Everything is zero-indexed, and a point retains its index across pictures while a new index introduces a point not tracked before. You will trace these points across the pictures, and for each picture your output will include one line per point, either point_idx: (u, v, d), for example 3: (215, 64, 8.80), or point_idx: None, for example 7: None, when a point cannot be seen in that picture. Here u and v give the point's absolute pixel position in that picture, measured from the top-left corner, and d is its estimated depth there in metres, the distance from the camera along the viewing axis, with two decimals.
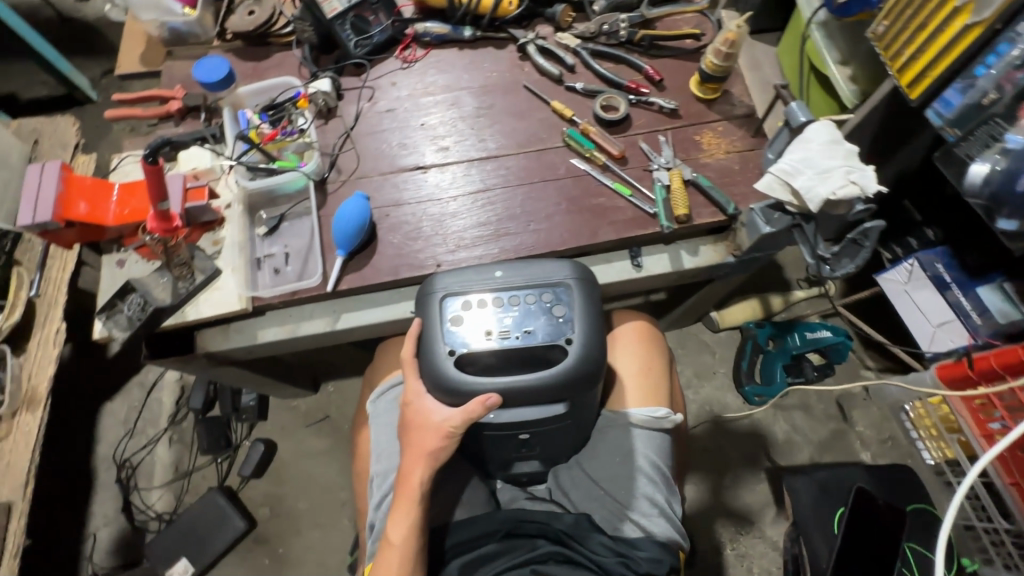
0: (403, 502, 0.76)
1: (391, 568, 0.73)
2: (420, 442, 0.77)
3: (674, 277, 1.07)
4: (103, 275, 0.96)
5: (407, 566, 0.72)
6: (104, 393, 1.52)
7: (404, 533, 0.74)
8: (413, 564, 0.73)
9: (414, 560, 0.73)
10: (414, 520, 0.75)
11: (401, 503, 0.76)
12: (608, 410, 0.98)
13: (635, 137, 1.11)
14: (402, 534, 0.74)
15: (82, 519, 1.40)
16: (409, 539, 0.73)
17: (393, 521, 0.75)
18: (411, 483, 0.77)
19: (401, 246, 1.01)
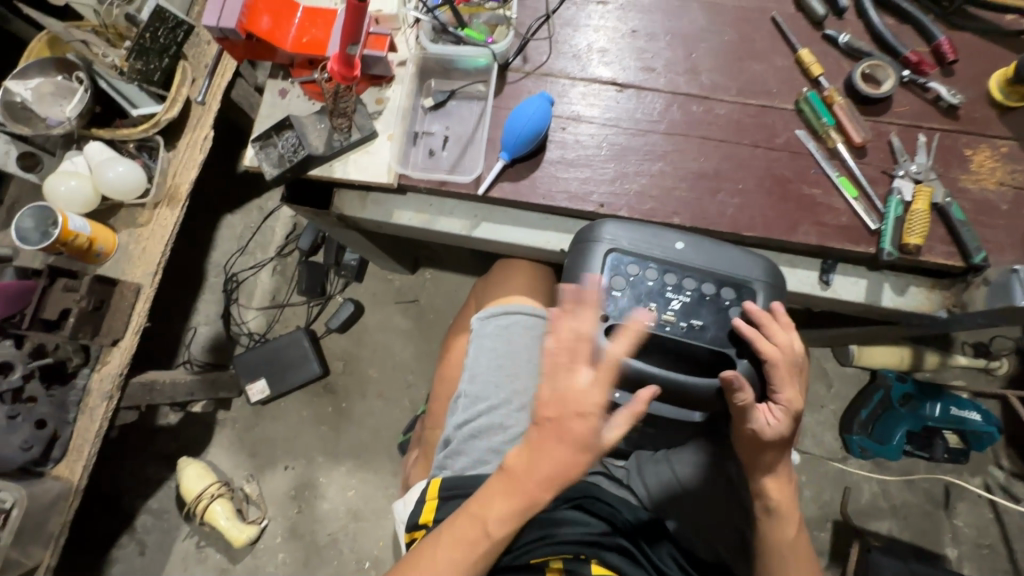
0: (510, 491, 0.67)
1: (475, 546, 0.68)
2: (556, 454, 0.64)
3: (859, 309, 0.89)
4: (264, 100, 0.91)
5: (489, 553, 0.68)
6: (228, 205, 1.58)
7: (499, 526, 0.67)
8: (494, 550, 0.69)
9: (497, 549, 0.68)
10: (516, 520, 0.67)
11: (510, 492, 0.67)
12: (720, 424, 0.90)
13: (887, 126, 0.88)
14: (498, 525, 0.67)
15: (189, 310, 1.52)
16: (503, 533, 0.68)
17: (492, 501, 0.67)
18: (530, 483, 0.66)
19: (568, 169, 0.89)
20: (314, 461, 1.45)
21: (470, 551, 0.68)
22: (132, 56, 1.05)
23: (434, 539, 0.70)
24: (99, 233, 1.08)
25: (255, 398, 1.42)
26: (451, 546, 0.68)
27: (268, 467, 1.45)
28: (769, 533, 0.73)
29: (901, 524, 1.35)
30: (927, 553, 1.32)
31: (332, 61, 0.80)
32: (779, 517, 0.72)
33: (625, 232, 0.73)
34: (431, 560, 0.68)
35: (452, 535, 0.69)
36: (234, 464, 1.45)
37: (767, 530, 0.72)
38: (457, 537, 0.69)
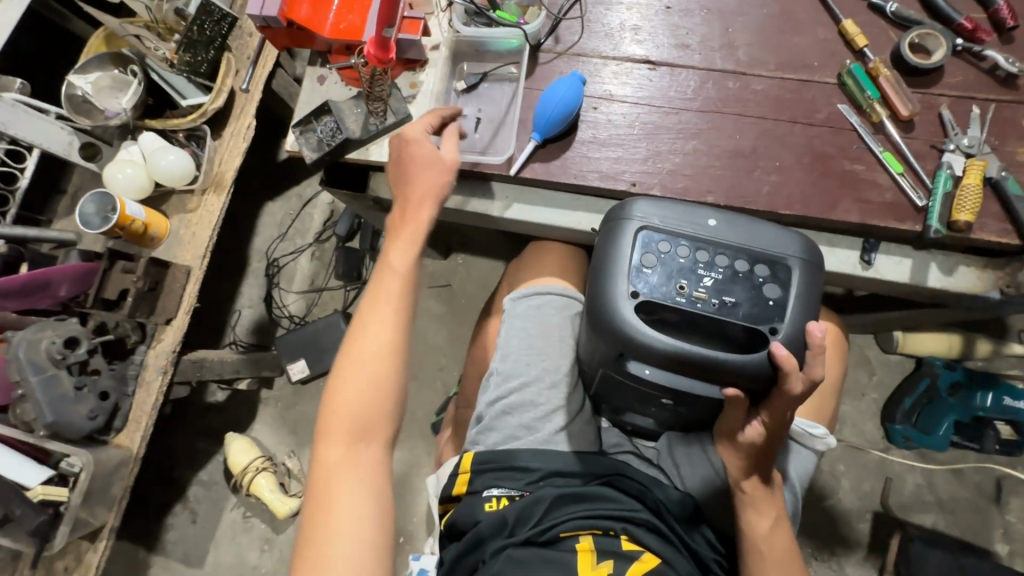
0: (373, 301, 0.73)
1: (376, 352, 0.71)
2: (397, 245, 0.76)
3: (904, 289, 0.86)
4: (304, 87, 0.95)
5: (406, 289, 0.74)
6: (269, 193, 1.64)
7: (384, 319, 0.72)
8: (406, 292, 0.74)
9: (401, 335, 0.72)
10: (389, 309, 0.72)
11: (376, 304, 0.72)
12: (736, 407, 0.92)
13: (937, 98, 0.84)
14: (378, 331, 0.71)
15: (234, 294, 1.60)
16: (400, 294, 0.73)
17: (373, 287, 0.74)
18: (417, 214, 0.77)
19: (600, 149, 0.89)
20: None
21: (369, 369, 0.70)
22: (182, 48, 1.13)
23: (335, 366, 0.71)
24: (153, 219, 1.15)
25: (296, 376, 1.49)
26: (352, 359, 0.71)
27: (308, 444, 1.51)
28: (747, 529, 0.80)
29: (947, 517, 1.30)
30: (975, 548, 1.27)
31: (370, 44, 0.81)
32: (754, 513, 0.80)
33: (655, 210, 0.73)
34: (339, 384, 0.70)
35: (349, 356, 0.71)
36: (276, 440, 1.52)
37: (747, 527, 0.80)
38: (353, 343, 0.72)
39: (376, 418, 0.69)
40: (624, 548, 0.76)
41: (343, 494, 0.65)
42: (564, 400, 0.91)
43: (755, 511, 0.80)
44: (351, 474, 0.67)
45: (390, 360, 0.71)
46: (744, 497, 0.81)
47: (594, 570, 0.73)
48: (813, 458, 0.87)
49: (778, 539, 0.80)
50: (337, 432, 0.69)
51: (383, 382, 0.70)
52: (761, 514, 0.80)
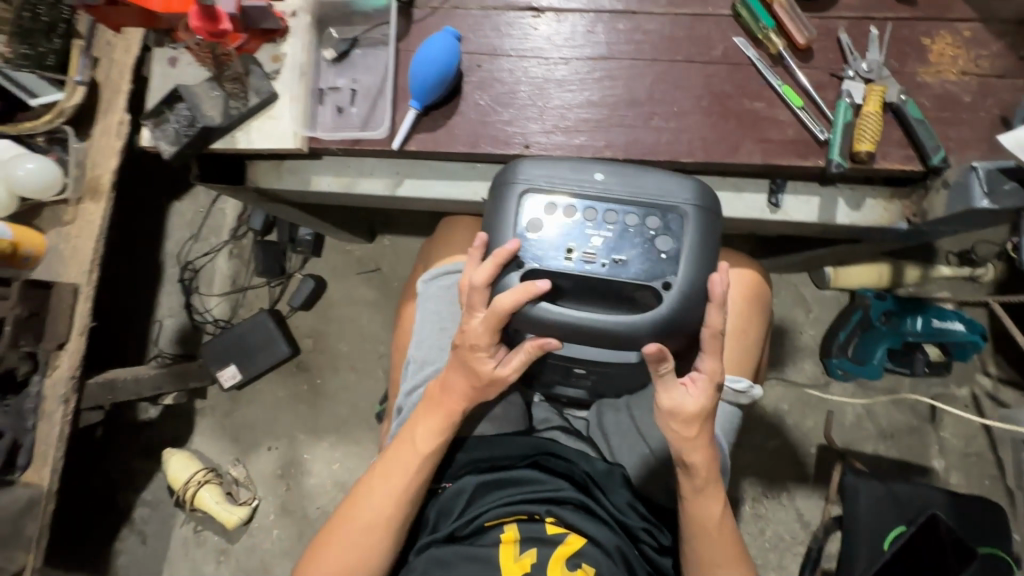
0: (396, 471, 0.74)
1: (364, 534, 0.72)
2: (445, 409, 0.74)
3: (815, 228, 0.84)
4: (153, 72, 0.84)
5: (423, 471, 0.74)
6: (173, 191, 1.52)
7: (401, 468, 0.74)
8: (421, 473, 0.75)
9: (427, 472, 0.75)
10: (399, 494, 0.73)
11: (389, 473, 0.74)
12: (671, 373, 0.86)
13: (835, 21, 0.79)
14: (380, 504, 0.73)
15: (150, 305, 1.50)
16: (415, 480, 0.74)
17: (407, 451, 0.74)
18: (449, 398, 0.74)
19: (488, 111, 0.81)
20: (297, 439, 1.45)
21: (356, 541, 0.72)
22: (14, 40, 0.98)
23: (312, 547, 0.74)
24: (22, 237, 1.04)
25: (228, 383, 1.41)
26: (328, 542, 0.73)
27: (252, 450, 1.46)
28: (695, 516, 0.74)
29: (886, 442, 1.34)
30: (913, 467, 1.31)
31: (193, 17, 0.77)
32: (704, 500, 0.73)
33: (540, 170, 0.68)
34: (315, 565, 0.72)
35: (332, 539, 0.73)
36: (219, 450, 1.46)
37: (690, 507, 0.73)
38: (376, 487, 0.74)
39: (361, 569, 0.72)
40: (547, 533, 0.73)
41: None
42: None
43: (704, 496, 0.73)
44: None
45: (391, 511, 0.73)
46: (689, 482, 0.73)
47: (515, 562, 0.71)
48: (737, 413, 0.87)
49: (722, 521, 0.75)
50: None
51: (366, 542, 0.72)
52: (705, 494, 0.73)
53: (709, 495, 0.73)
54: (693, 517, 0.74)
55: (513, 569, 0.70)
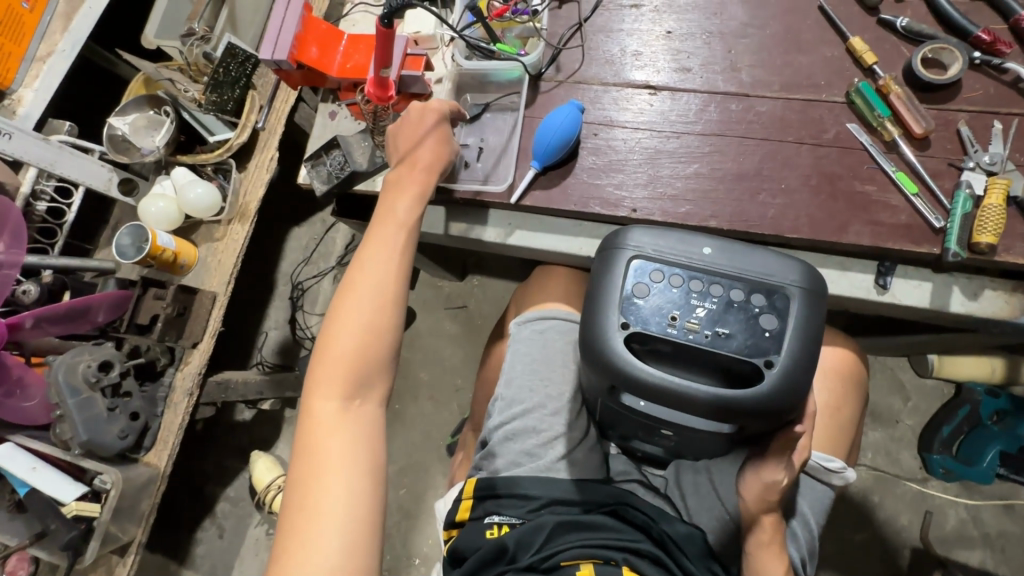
0: (371, 263, 0.77)
1: (352, 332, 0.73)
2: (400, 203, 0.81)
3: (925, 314, 0.82)
4: (316, 122, 1.00)
5: (409, 237, 0.80)
6: (294, 219, 1.71)
7: (384, 257, 0.77)
8: (407, 239, 0.80)
9: (411, 237, 0.80)
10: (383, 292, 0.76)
11: (369, 271, 0.76)
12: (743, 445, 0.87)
13: (955, 114, 0.81)
14: (367, 294, 0.75)
15: (261, 316, 1.67)
16: (402, 245, 0.79)
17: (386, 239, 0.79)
18: (419, 176, 0.83)
19: (600, 175, 0.89)
20: None
21: (351, 337, 0.73)
22: (209, 89, 1.20)
23: (313, 367, 0.74)
24: (182, 248, 1.22)
25: None
26: (331, 347, 0.73)
27: None
28: (759, 571, 0.78)
29: (996, 557, 1.20)
30: None
31: (369, 84, 0.86)
32: (768, 555, 0.78)
33: (649, 238, 0.72)
34: (321, 377, 0.72)
35: (328, 347, 0.73)
36: None
37: (757, 563, 0.78)
38: (363, 282, 0.76)
39: (370, 367, 0.73)
40: None
41: (335, 456, 0.69)
42: (566, 427, 0.90)
43: (767, 552, 0.78)
44: (343, 432, 0.70)
45: (389, 310, 0.75)
46: (757, 538, 0.79)
47: None
48: (828, 492, 0.84)
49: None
50: (332, 385, 0.72)
51: (360, 337, 0.73)
52: (770, 556, 0.77)
53: (771, 551, 0.78)
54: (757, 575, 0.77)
55: None
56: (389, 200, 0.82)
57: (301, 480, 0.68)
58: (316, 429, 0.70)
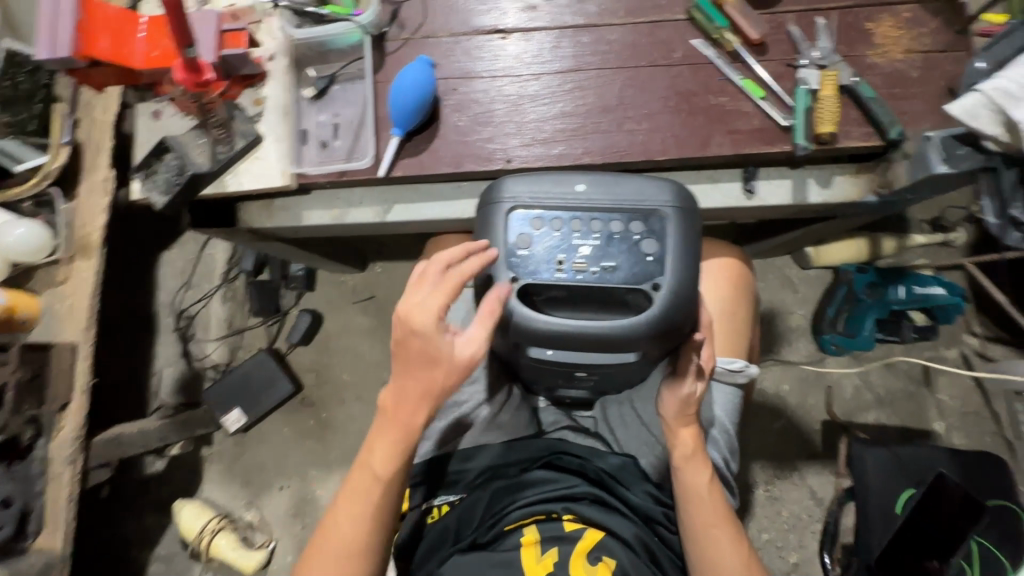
0: (390, 426, 0.70)
1: (371, 497, 0.72)
2: (425, 376, 0.66)
3: (791, 210, 0.87)
4: (139, 127, 0.87)
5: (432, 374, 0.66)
6: (161, 242, 1.53)
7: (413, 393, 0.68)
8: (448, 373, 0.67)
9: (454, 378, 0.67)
10: (401, 458, 0.71)
11: (391, 431, 0.70)
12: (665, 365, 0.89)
13: (784, 15, 0.84)
14: (383, 459, 0.71)
15: (148, 356, 1.49)
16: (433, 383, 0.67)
17: (401, 407, 0.69)
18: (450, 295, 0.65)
19: (468, 131, 0.85)
20: (308, 476, 1.45)
21: (368, 500, 0.72)
22: None
23: (335, 498, 0.74)
24: (19, 300, 1.03)
25: (233, 428, 1.40)
26: (347, 500, 0.73)
27: (264, 491, 1.45)
28: (687, 484, 0.78)
29: (887, 410, 1.37)
30: (916, 432, 1.34)
31: (176, 69, 0.77)
32: (694, 467, 0.78)
33: (523, 186, 0.70)
34: (335, 518, 0.73)
35: (348, 488, 0.74)
36: (230, 496, 1.45)
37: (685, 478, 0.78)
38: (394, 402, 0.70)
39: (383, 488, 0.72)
40: (566, 530, 0.75)
41: None
42: (487, 392, 0.88)
43: (692, 462, 0.79)
44: (347, 546, 0.72)
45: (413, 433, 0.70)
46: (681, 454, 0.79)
47: (539, 563, 0.72)
48: (737, 392, 0.89)
49: (717, 496, 0.78)
50: (353, 499, 0.72)
51: (372, 499, 0.72)
52: (692, 469, 0.78)
53: (696, 462, 0.79)
54: (683, 485, 0.78)
55: (537, 569, 0.72)
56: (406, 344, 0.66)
57: None
58: (312, 559, 0.73)
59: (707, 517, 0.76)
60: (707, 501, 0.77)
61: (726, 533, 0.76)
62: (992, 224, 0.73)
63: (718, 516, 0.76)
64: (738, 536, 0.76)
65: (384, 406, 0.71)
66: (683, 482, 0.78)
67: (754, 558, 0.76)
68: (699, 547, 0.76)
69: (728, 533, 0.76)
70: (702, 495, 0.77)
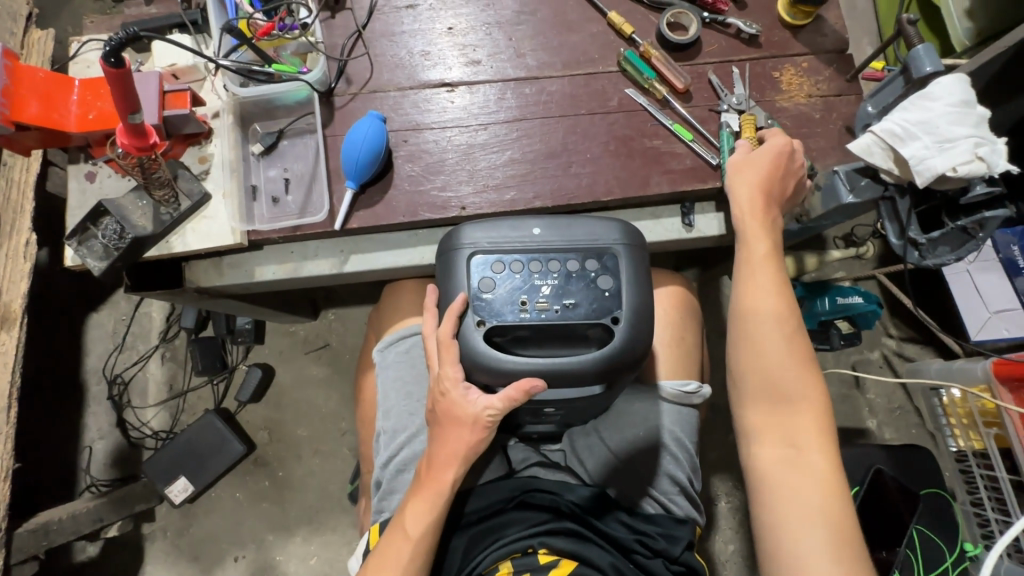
0: (425, 486, 0.71)
1: (400, 559, 0.68)
2: (456, 438, 0.71)
3: (726, 239, 0.95)
4: (70, 190, 0.83)
5: (461, 431, 0.70)
6: (89, 303, 1.43)
7: (449, 446, 0.71)
8: (479, 436, 0.71)
9: (483, 438, 0.71)
10: (434, 516, 0.70)
11: (425, 492, 0.71)
12: (627, 394, 0.91)
13: (703, 66, 0.94)
14: (418, 517, 0.70)
15: (77, 430, 1.37)
16: (474, 444, 0.71)
17: (434, 466, 0.72)
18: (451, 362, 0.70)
19: (421, 180, 0.87)
20: (265, 541, 1.36)
21: (396, 563, 0.68)
22: None
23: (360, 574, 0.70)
24: None
25: (179, 499, 1.31)
26: (377, 569, 0.68)
27: (217, 564, 1.34)
28: (749, 295, 0.75)
29: None
30: (853, 431, 1.46)
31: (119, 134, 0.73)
32: (757, 276, 0.76)
33: (482, 232, 0.73)
34: None
35: (376, 556, 0.70)
36: (177, 574, 1.33)
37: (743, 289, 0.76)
38: (435, 458, 0.72)
39: (420, 556, 0.69)
40: (541, 563, 0.75)
41: None
42: None
43: (758, 275, 0.76)
44: None
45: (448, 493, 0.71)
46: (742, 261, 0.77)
47: None
48: (693, 413, 0.93)
49: (783, 316, 0.74)
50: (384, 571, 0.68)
51: (407, 566, 0.68)
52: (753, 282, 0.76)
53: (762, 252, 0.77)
54: (745, 247, 0.77)
55: None
56: (444, 409, 0.71)
57: None
58: None
59: (762, 306, 0.74)
60: (772, 316, 0.74)
61: (795, 356, 0.73)
62: (895, 244, 0.82)
63: (783, 336, 0.73)
64: (794, 337, 0.73)
65: (425, 469, 0.73)
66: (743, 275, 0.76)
67: (811, 358, 0.73)
68: (757, 363, 0.73)
69: (793, 354, 0.73)
70: (759, 292, 0.75)
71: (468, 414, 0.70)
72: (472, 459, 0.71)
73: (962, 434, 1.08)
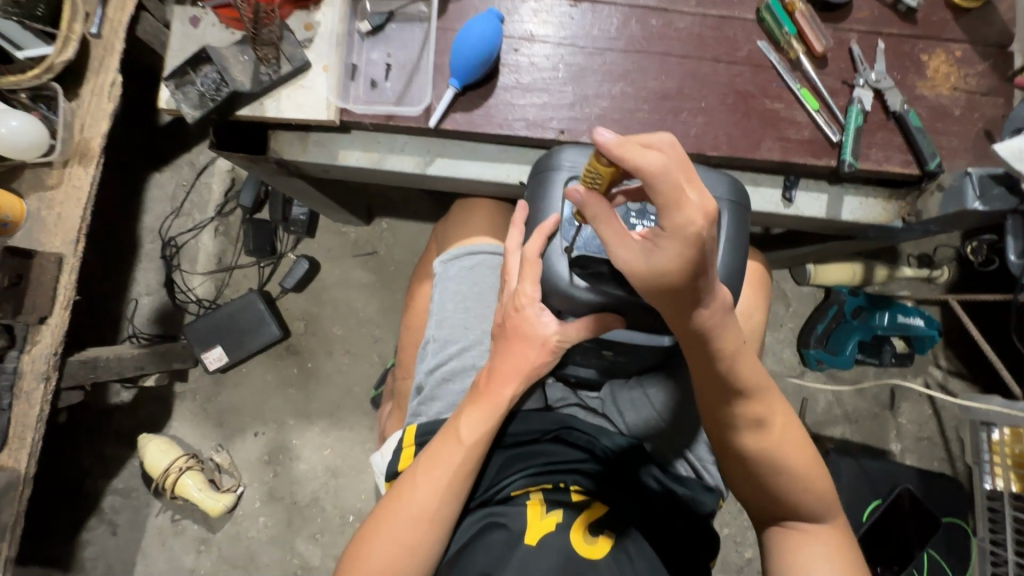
0: (481, 398, 0.72)
1: (451, 461, 0.70)
2: (521, 354, 0.72)
3: (821, 224, 0.90)
4: (173, 31, 0.81)
5: (528, 350, 0.71)
6: (155, 162, 1.44)
7: (512, 363, 0.72)
8: (545, 359, 0.72)
9: (546, 361, 0.72)
10: (488, 427, 0.71)
11: (482, 403, 0.72)
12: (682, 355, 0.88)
13: (848, 33, 0.86)
14: (472, 426, 0.71)
15: (126, 281, 1.41)
16: (537, 365, 0.72)
17: (493, 380, 0.72)
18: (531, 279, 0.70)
19: (524, 94, 0.83)
20: (286, 424, 1.41)
21: (447, 464, 0.70)
22: None
23: (409, 468, 0.72)
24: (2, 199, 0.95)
25: (213, 366, 1.36)
26: (427, 466, 0.70)
27: (237, 435, 1.40)
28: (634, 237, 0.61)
29: (852, 426, 1.45)
30: (876, 450, 1.43)
31: None
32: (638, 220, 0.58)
33: (585, 157, 0.70)
34: (410, 486, 0.70)
35: (426, 455, 0.71)
36: (200, 436, 1.40)
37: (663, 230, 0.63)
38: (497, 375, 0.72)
39: (468, 464, 0.70)
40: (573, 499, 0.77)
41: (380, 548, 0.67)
42: None
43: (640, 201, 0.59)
44: (427, 521, 0.68)
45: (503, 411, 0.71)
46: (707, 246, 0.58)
47: (543, 520, 0.75)
48: None
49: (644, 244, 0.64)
50: (433, 470, 0.69)
51: (456, 469, 0.70)
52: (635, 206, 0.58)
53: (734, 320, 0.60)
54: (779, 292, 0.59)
55: (542, 525, 0.75)
56: (515, 324, 0.72)
57: (346, 561, 0.69)
58: (384, 520, 0.68)
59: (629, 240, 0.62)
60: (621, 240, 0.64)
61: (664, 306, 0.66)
62: (1015, 263, 0.78)
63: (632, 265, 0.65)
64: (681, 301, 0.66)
65: (482, 385, 0.73)
66: (712, 366, 0.61)
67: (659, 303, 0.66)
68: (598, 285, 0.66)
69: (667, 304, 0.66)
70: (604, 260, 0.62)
71: (541, 333, 0.71)
72: (530, 378, 0.73)
73: (1001, 475, 1.05)
